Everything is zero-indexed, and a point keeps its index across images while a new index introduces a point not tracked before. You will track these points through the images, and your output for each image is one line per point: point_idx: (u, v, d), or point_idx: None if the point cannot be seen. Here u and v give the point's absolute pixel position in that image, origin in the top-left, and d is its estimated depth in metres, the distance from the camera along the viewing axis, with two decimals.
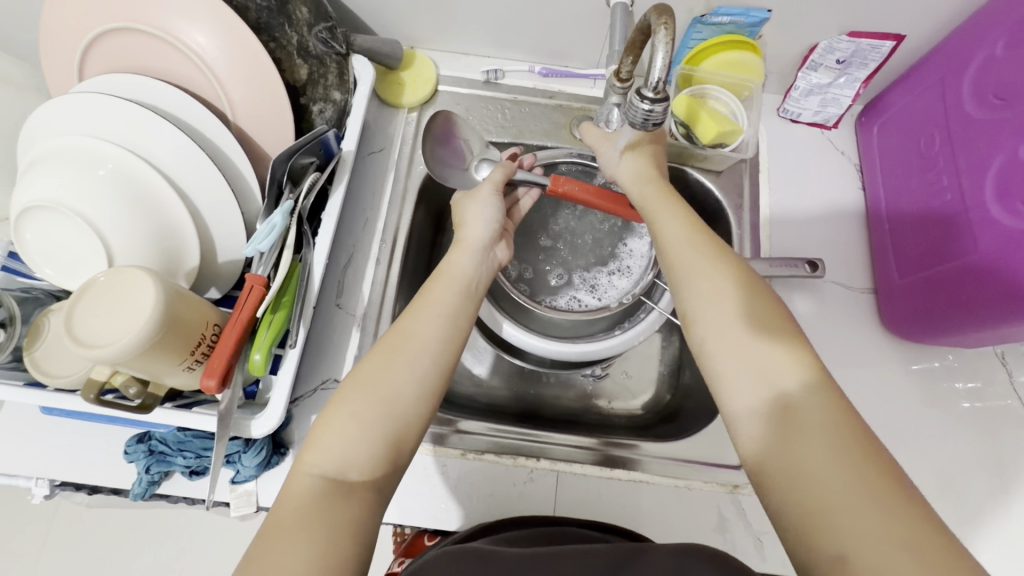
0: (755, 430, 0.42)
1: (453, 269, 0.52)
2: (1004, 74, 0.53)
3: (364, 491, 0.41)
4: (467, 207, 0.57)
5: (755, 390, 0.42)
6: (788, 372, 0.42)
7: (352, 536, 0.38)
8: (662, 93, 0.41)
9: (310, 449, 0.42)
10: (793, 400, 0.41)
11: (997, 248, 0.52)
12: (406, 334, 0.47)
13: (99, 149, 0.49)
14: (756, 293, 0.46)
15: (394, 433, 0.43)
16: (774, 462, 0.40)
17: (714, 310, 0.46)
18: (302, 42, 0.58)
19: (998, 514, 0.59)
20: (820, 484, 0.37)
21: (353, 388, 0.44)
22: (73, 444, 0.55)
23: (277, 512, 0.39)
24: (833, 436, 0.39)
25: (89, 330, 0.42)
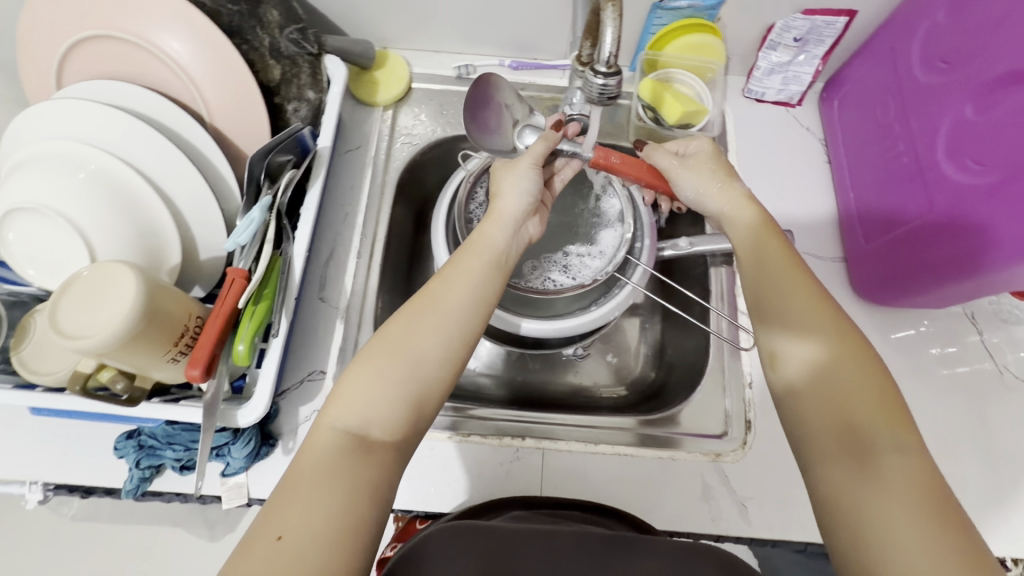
0: (831, 467, 0.41)
1: (485, 240, 0.52)
2: (946, 40, 0.56)
3: (383, 451, 0.41)
4: (505, 178, 0.56)
5: (837, 426, 0.42)
6: (879, 425, 0.41)
7: (368, 496, 0.39)
8: (614, 67, 0.45)
9: (334, 404, 0.43)
10: (880, 451, 0.40)
11: (951, 203, 0.54)
12: (436, 302, 0.47)
13: (81, 152, 0.51)
14: (858, 346, 0.45)
15: (417, 395, 0.44)
16: (840, 492, 0.40)
17: (805, 357, 0.45)
18: (274, 44, 0.60)
19: (973, 468, 0.61)
20: (895, 536, 0.37)
21: (380, 349, 0.45)
22: (63, 445, 0.56)
23: (298, 463, 0.40)
24: (915, 493, 0.38)
25: (73, 322, 0.43)
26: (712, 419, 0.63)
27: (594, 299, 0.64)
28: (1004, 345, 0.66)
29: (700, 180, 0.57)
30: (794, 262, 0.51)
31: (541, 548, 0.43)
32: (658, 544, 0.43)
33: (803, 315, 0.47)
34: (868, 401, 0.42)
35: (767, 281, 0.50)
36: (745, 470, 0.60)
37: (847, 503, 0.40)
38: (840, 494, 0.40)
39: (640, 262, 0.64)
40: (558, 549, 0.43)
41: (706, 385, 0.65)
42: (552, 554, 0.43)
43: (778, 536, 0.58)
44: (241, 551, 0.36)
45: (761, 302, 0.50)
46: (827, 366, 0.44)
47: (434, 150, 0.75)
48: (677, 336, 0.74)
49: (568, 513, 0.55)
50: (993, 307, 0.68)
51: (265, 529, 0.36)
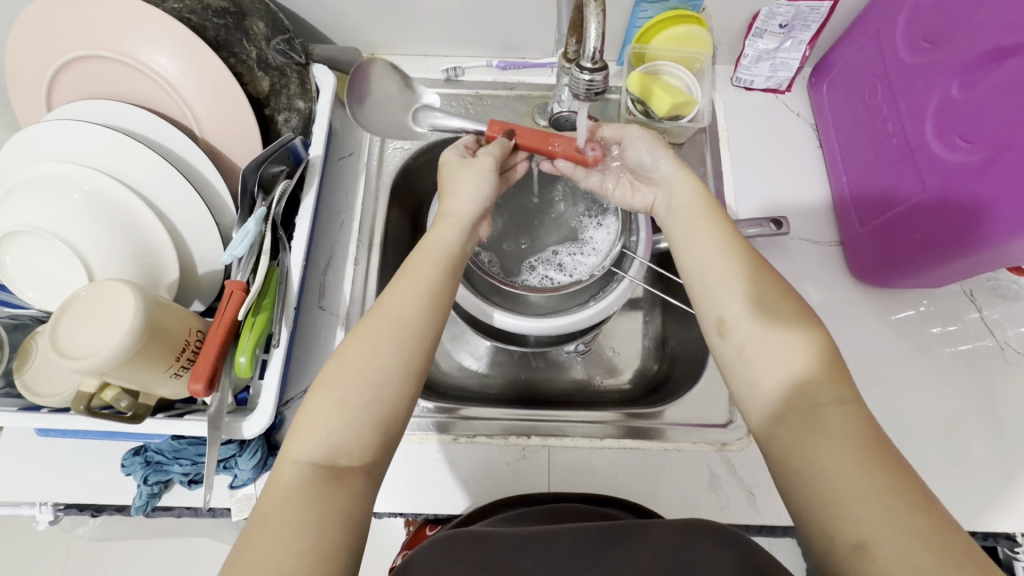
0: (781, 432, 0.41)
1: (439, 244, 0.52)
2: (931, 19, 0.57)
3: (353, 477, 0.42)
4: (463, 177, 0.55)
5: (787, 395, 0.42)
6: (818, 382, 0.42)
7: (340, 523, 0.39)
8: (599, 62, 0.45)
9: (297, 437, 0.42)
10: (821, 408, 0.41)
11: (943, 182, 0.55)
12: (382, 311, 0.48)
13: (74, 173, 0.51)
14: (793, 304, 0.45)
15: (382, 416, 0.44)
16: (795, 460, 0.40)
17: (750, 321, 0.45)
18: (261, 55, 0.60)
19: (979, 445, 0.61)
20: (843, 489, 0.37)
21: (337, 373, 0.44)
22: (72, 465, 0.56)
23: (267, 501, 0.40)
24: (856, 443, 0.39)
25: (74, 343, 0.43)
26: (716, 409, 0.63)
27: (592, 294, 0.64)
28: (1004, 321, 0.66)
29: (652, 143, 0.56)
30: (733, 231, 0.50)
31: (536, 552, 0.43)
32: (650, 531, 0.44)
33: (743, 280, 0.47)
34: (807, 359, 0.42)
35: (701, 249, 0.50)
36: (750, 458, 0.60)
37: (799, 468, 0.40)
38: (792, 458, 0.40)
39: (636, 256, 0.64)
40: (558, 550, 0.43)
41: (708, 376, 0.65)
42: (551, 554, 0.42)
43: (786, 522, 0.58)
44: None
45: (695, 288, 0.50)
46: (767, 329, 0.44)
47: (426, 154, 0.75)
48: (678, 328, 0.74)
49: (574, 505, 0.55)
50: (991, 284, 0.68)
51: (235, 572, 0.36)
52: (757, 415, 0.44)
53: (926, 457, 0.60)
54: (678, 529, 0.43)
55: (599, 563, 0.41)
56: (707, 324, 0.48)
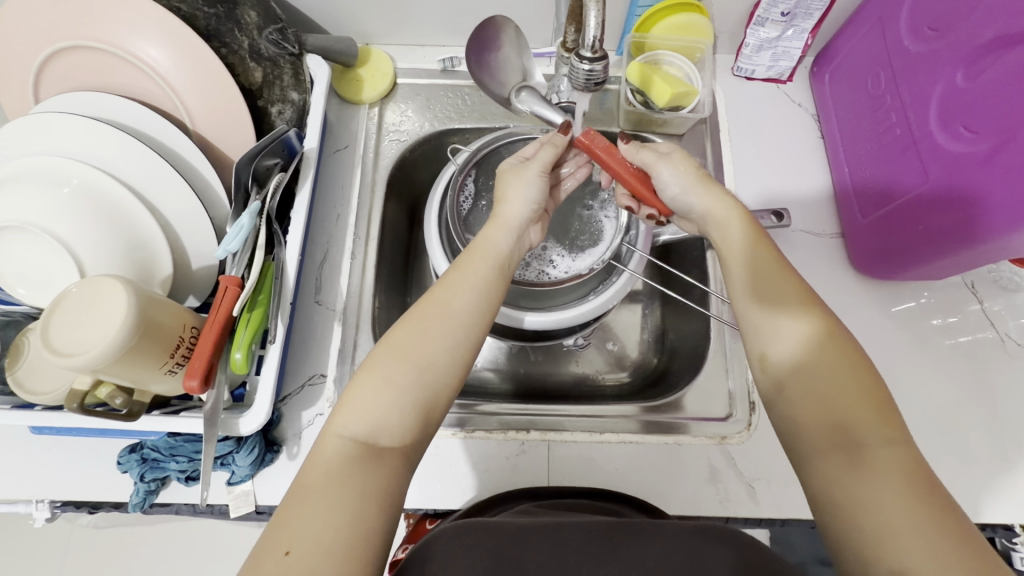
0: (820, 460, 0.41)
1: (489, 244, 0.51)
2: (934, 6, 0.56)
3: (392, 458, 0.41)
4: (511, 182, 0.55)
5: (820, 419, 0.42)
6: (862, 421, 0.41)
7: (376, 503, 0.39)
8: (599, 52, 0.44)
9: (341, 412, 0.42)
10: (868, 446, 0.39)
11: (946, 172, 0.54)
12: (441, 306, 0.47)
13: (62, 167, 0.50)
14: (840, 341, 0.44)
15: (428, 400, 0.43)
16: (830, 487, 0.40)
17: (791, 349, 0.45)
18: (253, 45, 0.59)
19: (980, 439, 0.61)
20: (886, 523, 0.37)
21: (386, 353, 0.44)
22: (66, 462, 0.56)
23: (307, 473, 0.40)
24: (903, 484, 0.38)
25: (66, 340, 0.42)
26: (716, 403, 0.63)
27: (591, 287, 0.64)
28: (1005, 312, 0.66)
29: (684, 178, 0.53)
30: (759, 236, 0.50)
31: (550, 543, 0.42)
32: (664, 528, 0.44)
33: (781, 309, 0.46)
34: (850, 392, 0.42)
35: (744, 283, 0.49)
36: (751, 452, 0.60)
37: (837, 494, 0.39)
38: (833, 489, 0.39)
39: (636, 249, 0.63)
40: (570, 542, 0.42)
41: (709, 369, 0.65)
42: (560, 546, 0.42)
43: (786, 515, 0.58)
44: (248, 569, 0.35)
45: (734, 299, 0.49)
46: (807, 359, 0.44)
47: (423, 146, 0.74)
48: (677, 320, 0.74)
49: (577, 501, 0.55)
50: (992, 275, 0.67)
51: (274, 544, 0.36)
52: (793, 441, 0.43)
53: (926, 449, 0.60)
54: (691, 531, 0.43)
55: (607, 559, 0.41)
56: (750, 354, 0.48)
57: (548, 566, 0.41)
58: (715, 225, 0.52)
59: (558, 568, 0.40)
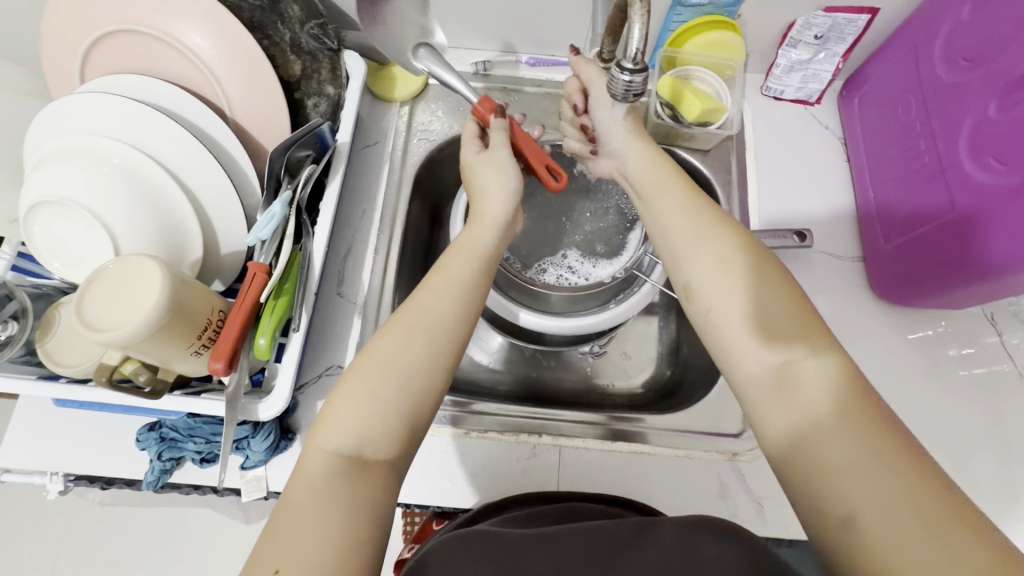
0: (762, 400, 0.42)
1: (473, 243, 0.52)
2: (969, 38, 0.56)
3: (379, 468, 0.41)
4: (488, 173, 0.55)
5: (759, 357, 0.43)
6: (814, 381, 0.40)
7: (368, 516, 0.39)
8: (640, 63, 0.44)
9: (323, 427, 0.42)
10: (797, 369, 0.41)
11: (973, 202, 0.54)
12: (417, 308, 0.46)
13: (103, 147, 0.51)
14: (774, 307, 0.44)
15: (412, 411, 0.43)
16: (775, 427, 0.41)
17: (717, 284, 0.46)
18: (294, 38, 0.60)
19: (993, 473, 0.60)
20: (825, 458, 0.38)
21: (366, 364, 0.44)
22: (86, 438, 0.56)
23: (293, 491, 0.40)
24: (834, 400, 0.39)
25: (99, 315, 0.43)
26: (729, 419, 0.63)
27: (611, 296, 0.63)
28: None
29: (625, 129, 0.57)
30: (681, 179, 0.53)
31: (551, 553, 0.42)
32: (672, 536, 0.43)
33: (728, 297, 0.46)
34: (782, 324, 0.43)
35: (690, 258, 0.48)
36: (762, 470, 0.60)
37: (783, 435, 0.41)
38: (779, 430, 0.41)
39: (659, 260, 0.62)
40: (573, 552, 0.42)
41: (723, 384, 0.65)
42: (562, 558, 0.42)
43: (794, 536, 0.58)
44: None
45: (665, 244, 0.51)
46: (733, 291, 0.45)
47: (450, 146, 0.75)
48: (692, 335, 0.74)
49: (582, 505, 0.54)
50: (1012, 308, 0.67)
51: (262, 562, 0.36)
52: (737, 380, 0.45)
53: None
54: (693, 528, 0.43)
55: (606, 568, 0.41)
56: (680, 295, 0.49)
57: None
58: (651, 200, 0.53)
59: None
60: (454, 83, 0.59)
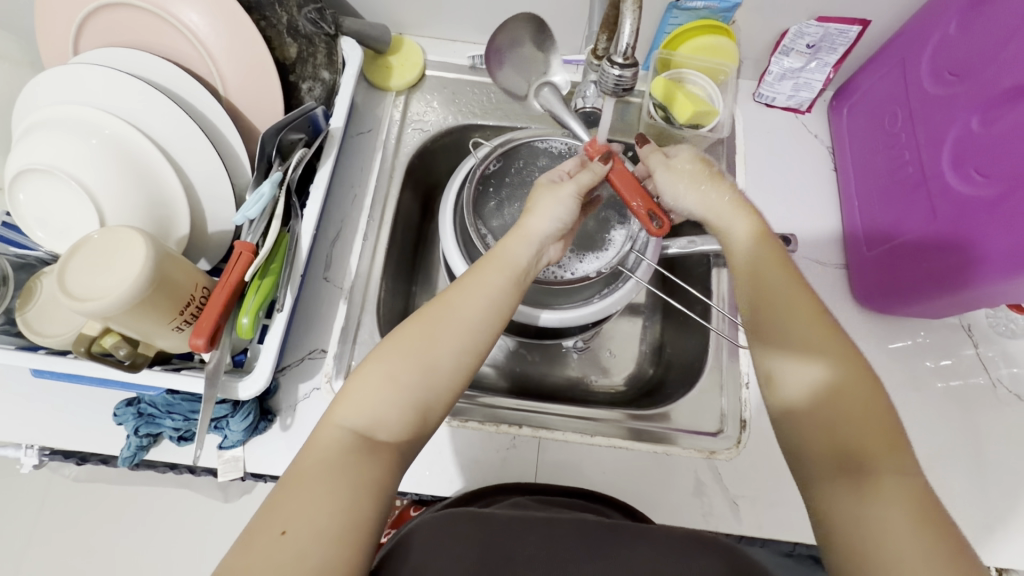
0: (827, 487, 0.41)
1: (507, 255, 0.51)
2: (955, 52, 0.57)
3: (387, 452, 0.42)
4: (543, 197, 0.54)
5: (828, 446, 0.42)
6: (870, 444, 0.41)
7: (373, 495, 0.39)
8: (630, 58, 0.45)
9: (343, 402, 0.43)
10: (878, 471, 0.40)
11: (952, 213, 0.55)
12: (449, 306, 0.47)
13: (94, 118, 0.50)
14: (861, 373, 0.44)
15: (424, 402, 0.43)
16: (836, 514, 0.40)
17: (798, 366, 0.46)
18: (292, 22, 0.60)
19: (962, 481, 0.61)
20: (889, 553, 0.37)
21: (391, 350, 0.45)
22: (62, 411, 0.56)
23: (304, 459, 0.40)
24: (907, 504, 0.38)
25: (81, 285, 0.43)
26: (708, 418, 0.64)
27: (596, 291, 0.64)
28: (999, 359, 0.67)
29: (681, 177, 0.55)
30: (775, 249, 0.52)
31: (539, 536, 0.43)
32: (654, 533, 0.44)
33: (793, 342, 0.46)
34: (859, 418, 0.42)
35: (775, 309, 0.48)
36: (738, 469, 0.61)
37: (841, 521, 0.40)
38: (839, 515, 0.40)
39: (645, 257, 0.63)
40: (560, 536, 0.43)
41: (704, 384, 0.65)
42: (550, 539, 0.43)
43: (766, 535, 0.58)
44: (247, 535, 0.36)
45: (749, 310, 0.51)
46: (815, 375, 0.44)
47: (444, 138, 0.75)
48: (676, 335, 0.74)
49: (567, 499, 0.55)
50: (990, 321, 0.68)
51: (270, 520, 0.36)
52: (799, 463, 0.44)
53: None
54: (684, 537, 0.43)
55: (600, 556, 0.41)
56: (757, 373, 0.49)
57: (538, 558, 0.41)
58: (737, 250, 0.53)
59: (547, 557, 0.41)
60: (569, 126, 0.57)
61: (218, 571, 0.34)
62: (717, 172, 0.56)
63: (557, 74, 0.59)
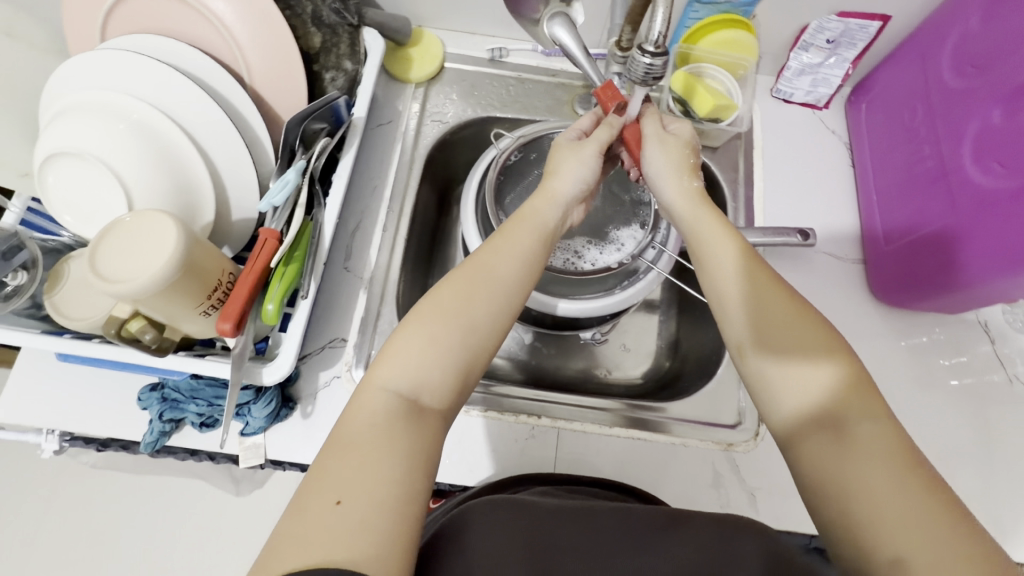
0: (809, 449, 0.41)
1: (540, 217, 0.52)
2: (977, 46, 0.58)
3: (433, 417, 0.42)
4: (565, 158, 0.55)
5: (805, 410, 0.42)
6: (846, 398, 0.41)
7: (424, 464, 0.40)
8: (661, 48, 0.45)
9: (383, 366, 0.43)
10: (851, 425, 0.40)
11: (973, 206, 0.55)
12: (481, 270, 0.47)
13: (123, 104, 0.51)
14: (827, 338, 0.44)
15: (466, 363, 0.44)
16: (822, 478, 0.40)
17: (767, 334, 0.45)
18: (316, 11, 0.60)
19: (979, 476, 0.61)
20: (882, 512, 0.37)
21: (427, 311, 0.44)
22: (85, 396, 0.56)
23: (348, 424, 0.40)
24: (888, 457, 0.38)
25: (112, 268, 0.43)
26: (726, 410, 0.64)
27: (617, 282, 0.63)
28: (1015, 355, 0.67)
29: (666, 162, 0.54)
30: (717, 217, 0.52)
31: (581, 528, 0.43)
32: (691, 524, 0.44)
33: (765, 316, 0.46)
34: (829, 379, 0.42)
35: (738, 281, 0.48)
36: (756, 462, 0.61)
37: (831, 485, 0.39)
38: (829, 479, 0.39)
39: (665, 249, 0.63)
40: (601, 529, 0.43)
41: (722, 377, 0.65)
42: (592, 531, 0.43)
43: (785, 527, 0.58)
44: (299, 504, 0.36)
45: (714, 291, 0.49)
46: (781, 338, 0.44)
47: (462, 130, 0.75)
48: (692, 329, 0.75)
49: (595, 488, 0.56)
50: (1007, 318, 0.69)
51: (320, 489, 0.36)
52: (781, 431, 0.44)
53: None
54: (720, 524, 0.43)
55: (640, 548, 0.41)
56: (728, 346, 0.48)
57: (581, 550, 0.41)
58: (699, 220, 0.52)
59: (590, 551, 0.41)
60: (577, 57, 0.55)
61: (275, 537, 0.34)
62: (697, 166, 0.56)
63: (576, 14, 0.59)
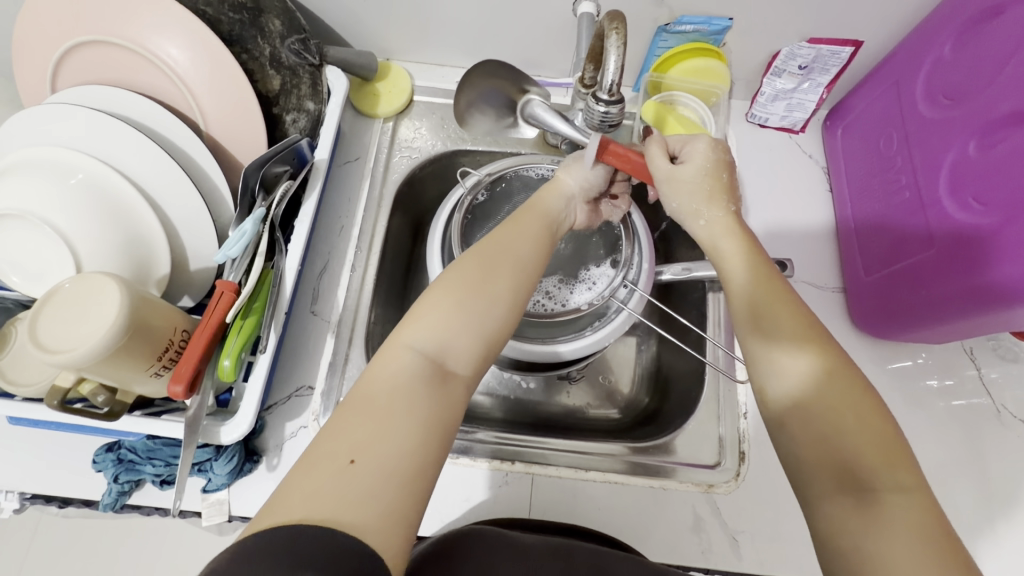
0: (829, 504, 0.40)
1: (546, 206, 0.54)
2: (953, 76, 0.56)
3: (457, 382, 0.42)
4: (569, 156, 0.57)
5: (827, 461, 0.40)
6: (875, 463, 0.39)
7: (438, 431, 0.39)
8: (616, 95, 0.44)
9: (411, 325, 0.43)
10: (881, 493, 0.38)
11: (952, 241, 0.54)
12: (504, 244, 0.48)
13: (71, 159, 0.49)
14: (834, 369, 0.42)
15: (487, 333, 0.44)
16: (839, 534, 0.38)
17: (790, 376, 0.43)
18: (274, 53, 0.60)
19: (972, 511, 0.59)
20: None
21: (456, 278, 0.45)
22: (41, 457, 0.55)
23: (370, 382, 0.40)
24: (915, 532, 0.37)
25: (53, 336, 0.42)
26: (704, 449, 0.62)
27: (588, 323, 0.62)
28: (1003, 381, 0.65)
29: (690, 188, 0.52)
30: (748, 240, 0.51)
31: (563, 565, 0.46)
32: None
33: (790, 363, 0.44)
34: (858, 431, 0.40)
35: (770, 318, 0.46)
36: (737, 503, 0.59)
37: (848, 544, 0.38)
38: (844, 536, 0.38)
39: (637, 287, 0.61)
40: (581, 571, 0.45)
41: (701, 413, 0.64)
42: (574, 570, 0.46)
43: (768, 572, 0.56)
44: (310, 464, 0.35)
45: (744, 315, 0.48)
46: (800, 382, 0.43)
47: (432, 165, 0.74)
48: (672, 361, 0.73)
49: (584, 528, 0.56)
50: (992, 343, 0.67)
51: (335, 451, 0.36)
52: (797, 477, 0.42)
53: None
54: None
55: None
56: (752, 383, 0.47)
57: None
58: (719, 254, 0.51)
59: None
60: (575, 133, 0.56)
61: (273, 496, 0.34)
62: (726, 187, 0.53)
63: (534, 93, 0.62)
